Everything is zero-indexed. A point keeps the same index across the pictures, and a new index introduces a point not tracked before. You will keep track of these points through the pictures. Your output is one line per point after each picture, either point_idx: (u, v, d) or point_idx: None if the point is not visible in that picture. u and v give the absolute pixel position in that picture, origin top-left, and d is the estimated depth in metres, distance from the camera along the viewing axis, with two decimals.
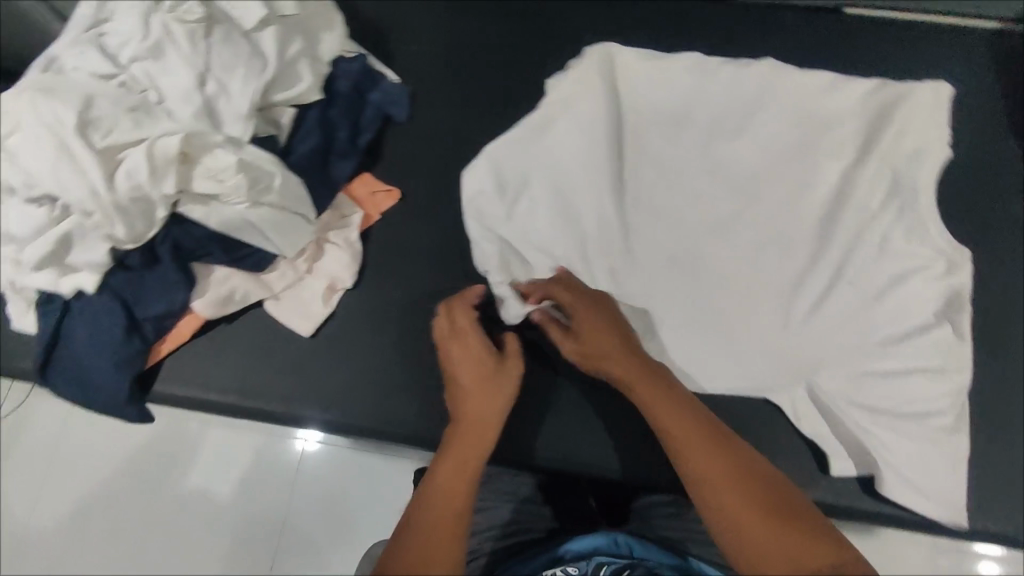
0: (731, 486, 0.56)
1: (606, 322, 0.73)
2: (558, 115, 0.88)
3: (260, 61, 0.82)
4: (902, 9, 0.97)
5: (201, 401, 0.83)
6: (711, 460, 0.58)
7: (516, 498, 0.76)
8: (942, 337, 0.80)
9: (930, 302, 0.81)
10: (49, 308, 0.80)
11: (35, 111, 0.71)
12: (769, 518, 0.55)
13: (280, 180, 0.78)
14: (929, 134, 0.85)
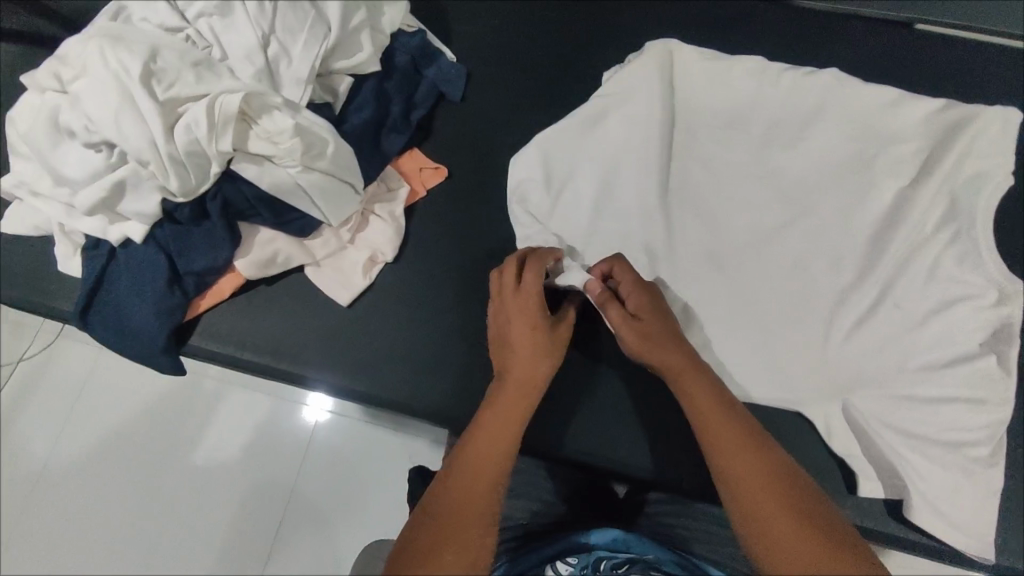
0: (754, 482, 0.58)
1: (664, 326, 0.70)
2: (614, 109, 0.87)
3: (323, 26, 0.82)
4: (977, 29, 0.95)
5: (236, 359, 0.83)
6: (737, 458, 0.60)
7: (530, 493, 0.79)
8: (988, 368, 0.78)
9: (978, 331, 0.79)
10: (96, 254, 0.82)
11: (104, 58, 0.73)
12: (789, 515, 0.56)
13: (334, 148, 0.78)
14: (993, 159, 0.83)
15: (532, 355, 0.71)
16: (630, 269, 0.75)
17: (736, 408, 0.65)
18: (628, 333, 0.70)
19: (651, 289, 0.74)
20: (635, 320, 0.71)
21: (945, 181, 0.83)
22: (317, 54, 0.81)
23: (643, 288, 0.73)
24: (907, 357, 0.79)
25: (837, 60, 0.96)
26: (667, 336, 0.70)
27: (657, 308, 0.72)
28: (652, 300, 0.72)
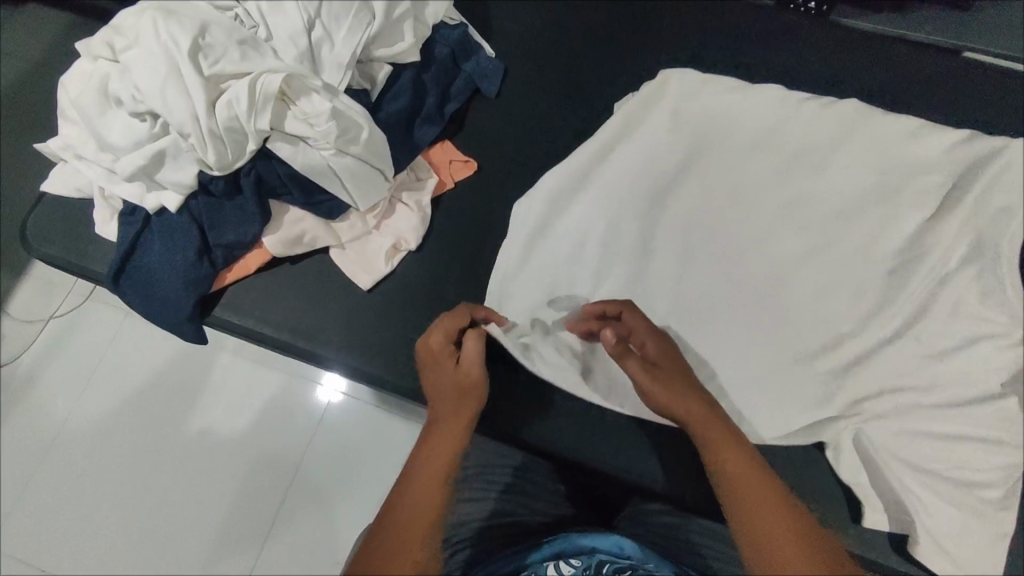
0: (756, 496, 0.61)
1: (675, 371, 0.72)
2: (640, 123, 0.89)
3: (367, 14, 0.83)
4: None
5: (256, 334, 0.85)
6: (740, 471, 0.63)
7: (502, 488, 0.81)
8: (1008, 409, 0.76)
9: (998, 371, 0.78)
10: (133, 219, 0.85)
11: (155, 31, 0.75)
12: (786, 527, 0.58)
13: (368, 134, 0.79)
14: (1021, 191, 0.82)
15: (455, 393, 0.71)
16: (641, 315, 0.76)
17: (752, 456, 0.65)
18: (651, 380, 0.70)
19: (666, 339, 0.76)
20: (653, 367, 0.72)
21: (969, 216, 0.83)
22: (359, 42, 0.82)
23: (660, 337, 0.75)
24: (923, 390, 0.78)
25: (876, 88, 0.94)
26: (684, 382, 0.71)
27: (672, 360, 0.74)
28: (669, 351, 0.75)
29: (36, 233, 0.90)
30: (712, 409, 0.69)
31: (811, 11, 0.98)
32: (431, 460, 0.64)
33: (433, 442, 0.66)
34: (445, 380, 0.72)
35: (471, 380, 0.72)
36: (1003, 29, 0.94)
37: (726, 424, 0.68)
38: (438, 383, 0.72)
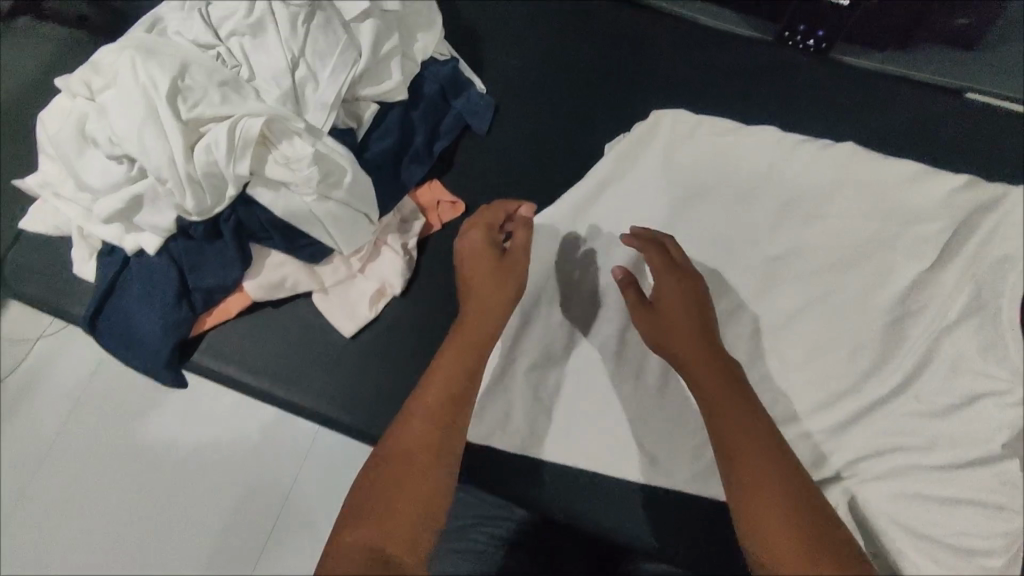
0: (756, 454, 0.60)
1: (684, 314, 0.72)
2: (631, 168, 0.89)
3: (353, 52, 0.80)
4: None
5: (234, 381, 0.82)
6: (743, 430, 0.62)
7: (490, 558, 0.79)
8: (1010, 473, 0.74)
9: (1000, 430, 0.76)
10: (111, 259, 0.83)
11: (132, 72, 0.71)
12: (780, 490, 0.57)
13: (352, 178, 0.77)
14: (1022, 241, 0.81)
15: (489, 286, 0.71)
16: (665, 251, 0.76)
17: (764, 423, 0.63)
18: (643, 322, 0.73)
19: (687, 273, 0.75)
20: (648, 309, 0.74)
21: (968, 266, 0.82)
22: (344, 82, 0.79)
23: (675, 272, 0.75)
24: (923, 449, 0.76)
25: (876, 131, 0.92)
26: (694, 327, 0.71)
27: (686, 297, 0.73)
28: (687, 286, 0.74)
29: (13, 271, 0.88)
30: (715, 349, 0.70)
31: (809, 49, 0.96)
32: (456, 360, 0.66)
33: (462, 342, 0.68)
34: (484, 271, 0.72)
35: (511, 278, 0.72)
36: (1002, 74, 0.92)
37: (726, 364, 0.69)
38: (473, 272, 0.73)
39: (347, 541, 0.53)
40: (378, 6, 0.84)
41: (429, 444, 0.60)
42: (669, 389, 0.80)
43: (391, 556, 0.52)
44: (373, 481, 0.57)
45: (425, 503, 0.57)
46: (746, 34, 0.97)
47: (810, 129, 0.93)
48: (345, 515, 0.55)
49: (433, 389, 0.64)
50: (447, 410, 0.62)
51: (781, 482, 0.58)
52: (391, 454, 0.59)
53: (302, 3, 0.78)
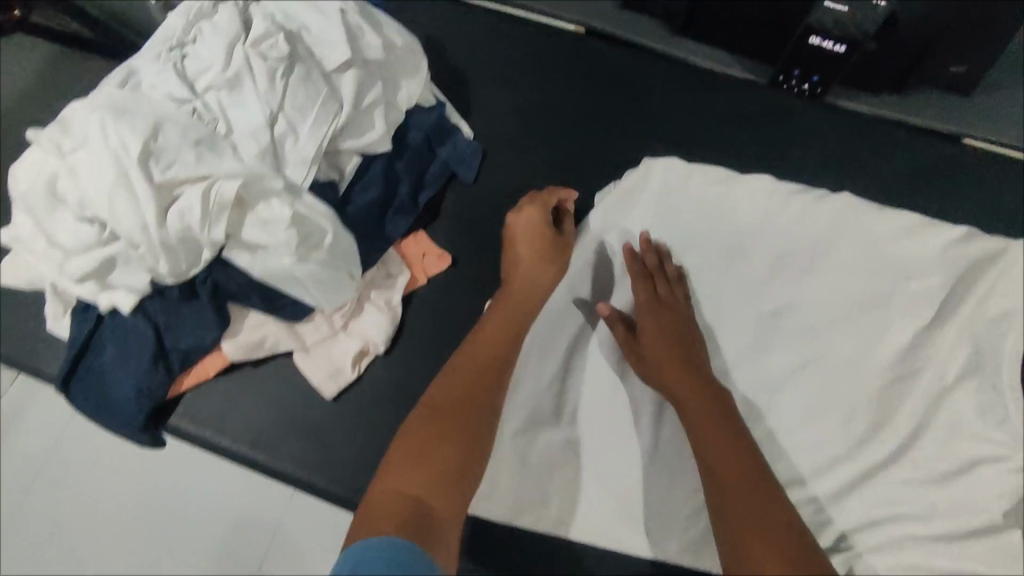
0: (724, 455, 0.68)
1: (668, 339, 0.77)
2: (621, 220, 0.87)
3: (334, 104, 0.77)
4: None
5: (213, 445, 0.80)
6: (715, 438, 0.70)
7: None
8: (1010, 544, 0.72)
9: (1000, 498, 0.74)
10: (85, 318, 0.81)
11: (104, 134, 0.69)
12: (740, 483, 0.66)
13: (332, 239, 0.74)
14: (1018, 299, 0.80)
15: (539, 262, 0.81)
16: (649, 287, 0.81)
17: (737, 438, 0.70)
18: (630, 355, 0.79)
19: (675, 307, 0.80)
20: (634, 343, 0.79)
21: (966, 324, 0.80)
22: (326, 135, 0.76)
23: (655, 308, 0.79)
24: (921, 518, 0.74)
25: (870, 178, 0.90)
26: (676, 349, 0.76)
27: (669, 325, 0.78)
28: (668, 321, 0.78)
29: None
30: (699, 374, 0.75)
31: (804, 93, 0.93)
32: (498, 332, 0.78)
33: (504, 316, 0.79)
34: (537, 254, 0.82)
35: (562, 257, 0.83)
36: (998, 118, 0.92)
37: (711, 385, 0.74)
38: (529, 253, 0.82)
39: (377, 495, 0.63)
40: (360, 55, 0.80)
41: (465, 408, 0.71)
42: (660, 452, 0.79)
43: (422, 498, 0.63)
44: (408, 438, 0.68)
45: (454, 463, 0.67)
46: (742, 75, 0.95)
47: (803, 176, 0.91)
48: (387, 463, 0.66)
49: (473, 361, 0.75)
50: (483, 382, 0.74)
51: (740, 467, 0.67)
52: (436, 407, 0.71)
53: (281, 56, 0.75)
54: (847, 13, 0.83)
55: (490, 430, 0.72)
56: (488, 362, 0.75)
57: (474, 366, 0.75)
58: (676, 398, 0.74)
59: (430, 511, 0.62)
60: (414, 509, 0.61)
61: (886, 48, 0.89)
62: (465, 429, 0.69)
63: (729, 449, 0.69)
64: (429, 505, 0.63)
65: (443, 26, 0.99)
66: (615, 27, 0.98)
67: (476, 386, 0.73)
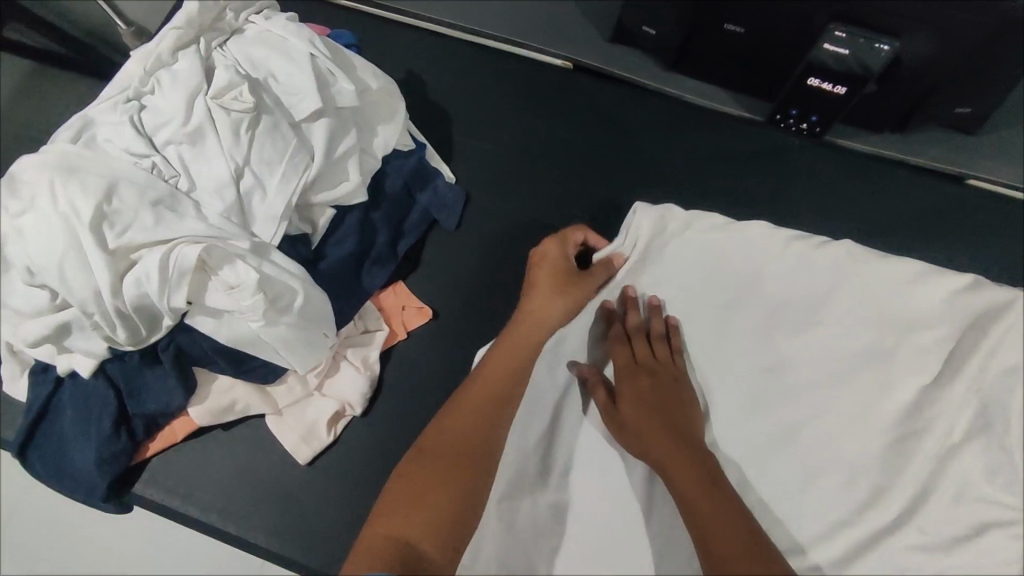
0: (718, 516, 0.64)
1: (651, 402, 0.73)
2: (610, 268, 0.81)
3: (304, 156, 0.73)
4: None
5: (181, 515, 0.76)
6: (708, 501, 0.65)
7: None
8: None
9: (1009, 566, 0.69)
10: (44, 380, 0.75)
11: (53, 196, 0.63)
12: (742, 546, 0.61)
13: (302, 300, 0.69)
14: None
15: (553, 291, 0.78)
16: (630, 348, 0.78)
17: (729, 497, 0.66)
18: (608, 419, 0.75)
19: (658, 372, 0.76)
20: (616, 408, 0.75)
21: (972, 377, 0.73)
22: (295, 189, 0.72)
23: (634, 372, 0.76)
24: None
25: (869, 222, 0.87)
26: (664, 412, 0.73)
27: (653, 389, 0.74)
28: (648, 385, 0.74)
29: None
30: (682, 440, 0.71)
31: (803, 131, 0.89)
32: (503, 366, 0.74)
33: (511, 349, 0.75)
34: (553, 281, 0.79)
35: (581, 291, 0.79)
36: (999, 158, 0.89)
37: (690, 442, 0.71)
38: (547, 278, 0.78)
39: (370, 538, 0.60)
40: (332, 102, 0.76)
41: (464, 449, 0.68)
42: (651, 521, 0.74)
43: (415, 545, 0.60)
44: (405, 479, 0.65)
45: (451, 505, 0.64)
46: (735, 112, 0.92)
47: (803, 222, 0.87)
48: (381, 504, 0.63)
49: (476, 397, 0.71)
50: (484, 420, 0.70)
51: (731, 522, 0.63)
52: (435, 447, 0.68)
53: (246, 107, 0.70)
54: (850, 57, 0.78)
55: (489, 470, 0.68)
56: (489, 399, 0.71)
57: (476, 403, 0.71)
58: (660, 467, 0.70)
59: (421, 559, 0.60)
60: (407, 557, 0.59)
61: (885, 89, 0.85)
62: (464, 471, 0.66)
63: (721, 513, 0.64)
64: (423, 553, 0.60)
65: (421, 60, 0.95)
66: (603, 61, 0.94)
67: (477, 426, 0.69)
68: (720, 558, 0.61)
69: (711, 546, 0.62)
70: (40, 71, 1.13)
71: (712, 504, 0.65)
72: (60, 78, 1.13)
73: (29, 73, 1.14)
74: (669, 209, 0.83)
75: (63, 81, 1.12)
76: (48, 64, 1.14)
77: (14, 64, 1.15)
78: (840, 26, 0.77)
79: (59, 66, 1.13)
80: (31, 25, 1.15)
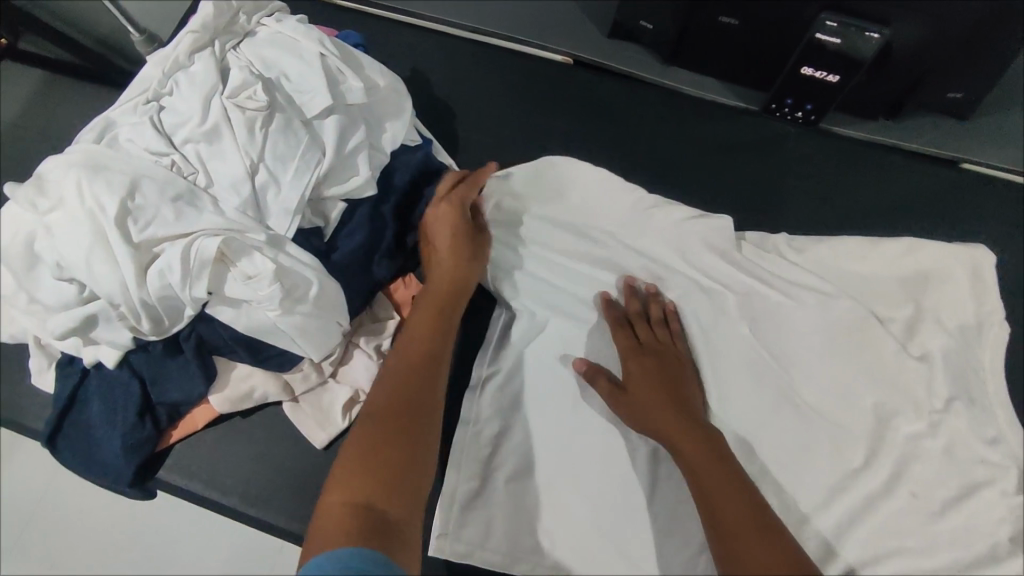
0: (718, 488, 0.67)
1: (655, 378, 0.75)
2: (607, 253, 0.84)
3: (316, 152, 0.76)
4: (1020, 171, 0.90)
5: (204, 499, 0.79)
6: (710, 474, 0.68)
7: None
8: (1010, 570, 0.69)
9: (1001, 525, 0.71)
10: (70, 371, 0.78)
11: (80, 192, 0.67)
12: (746, 522, 0.64)
13: (318, 289, 0.72)
14: (983, 301, 0.79)
15: (461, 241, 0.79)
16: (628, 334, 0.79)
17: (731, 467, 0.69)
18: (613, 404, 0.75)
19: (659, 351, 0.77)
20: (622, 392, 0.75)
21: (954, 346, 0.77)
22: (308, 184, 0.74)
23: (638, 353, 0.77)
24: (923, 554, 0.71)
25: (864, 206, 0.89)
26: (668, 386, 0.75)
27: (656, 370, 0.75)
28: (654, 365, 0.76)
29: None
30: (691, 419, 0.72)
31: (798, 119, 0.92)
32: (425, 329, 0.75)
33: (432, 306, 0.76)
34: (467, 253, 0.79)
35: (482, 241, 0.81)
36: (991, 145, 0.91)
37: (688, 412, 0.73)
38: (446, 241, 0.78)
39: (326, 515, 0.58)
40: (342, 99, 0.79)
41: (404, 403, 0.67)
42: (657, 498, 0.75)
43: (375, 507, 0.59)
44: (350, 447, 0.64)
45: (402, 462, 0.63)
46: (731, 102, 0.95)
47: (799, 205, 0.89)
48: (333, 480, 0.61)
49: (404, 359, 0.72)
50: (419, 384, 0.70)
51: (734, 496, 0.66)
52: (374, 408, 0.67)
53: (261, 106, 0.74)
54: (843, 45, 0.81)
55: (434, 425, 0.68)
56: (421, 353, 0.72)
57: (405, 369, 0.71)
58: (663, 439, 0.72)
59: (387, 520, 0.58)
60: (367, 518, 0.57)
61: (878, 75, 0.88)
62: (406, 425, 0.66)
63: (718, 477, 0.68)
64: (383, 512, 0.59)
65: (424, 58, 0.98)
66: (602, 56, 0.97)
67: (409, 380, 0.70)
68: (725, 528, 0.65)
69: (725, 533, 0.64)
70: (48, 79, 1.16)
71: (716, 478, 0.67)
72: (71, 85, 1.15)
73: (37, 80, 1.16)
74: (671, 203, 0.85)
75: (74, 88, 1.14)
76: (62, 72, 1.17)
77: (22, 73, 1.17)
78: (831, 16, 0.79)
79: (70, 74, 1.16)
80: (44, 35, 1.19)
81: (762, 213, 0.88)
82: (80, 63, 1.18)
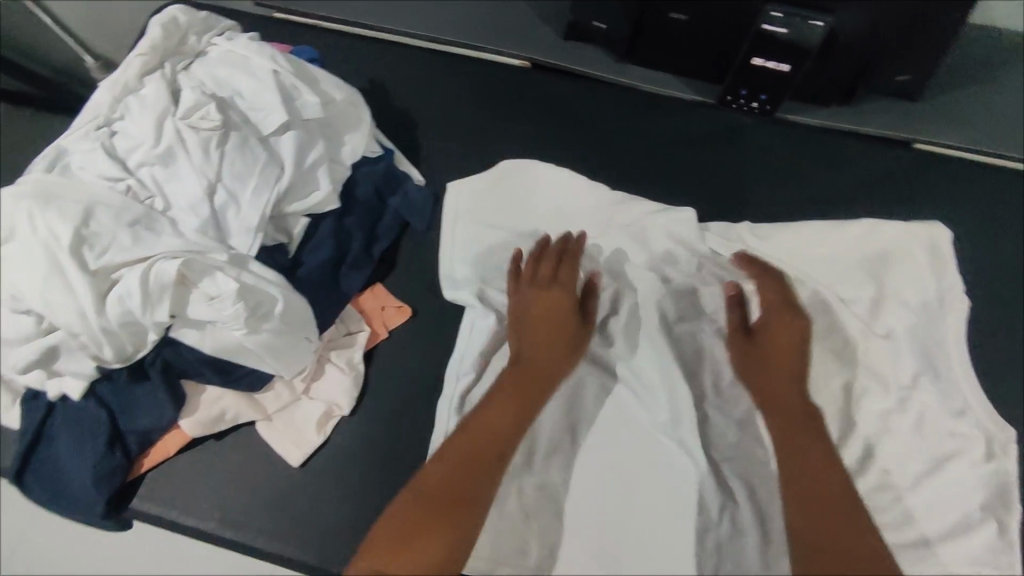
0: (817, 474, 0.67)
1: (793, 337, 0.75)
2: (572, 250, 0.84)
3: (275, 168, 0.76)
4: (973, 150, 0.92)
5: (179, 526, 0.78)
6: (805, 462, 0.68)
7: None
8: (986, 539, 0.70)
9: (973, 494, 0.72)
10: (35, 406, 0.76)
11: (28, 222, 0.65)
12: (835, 522, 0.63)
13: (283, 306, 0.72)
14: (940, 276, 0.81)
15: (562, 332, 0.76)
16: (782, 288, 0.78)
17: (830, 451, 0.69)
18: (733, 343, 0.77)
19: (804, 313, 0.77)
20: (747, 336, 0.77)
21: (917, 322, 0.79)
22: (267, 203, 0.74)
23: (783, 309, 0.76)
24: (900, 530, 0.71)
25: (824, 191, 0.90)
26: (800, 345, 0.75)
27: (789, 332, 0.75)
28: (795, 324, 0.75)
29: None
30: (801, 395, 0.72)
31: (754, 110, 0.93)
32: (506, 410, 0.71)
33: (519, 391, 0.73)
34: (567, 346, 0.76)
35: (581, 338, 0.77)
36: (942, 124, 0.94)
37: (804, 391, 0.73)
38: (546, 326, 0.76)
39: None
40: (298, 114, 0.79)
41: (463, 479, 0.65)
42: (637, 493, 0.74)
43: None
44: (399, 511, 0.63)
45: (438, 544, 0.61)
46: (686, 96, 0.96)
47: (759, 194, 0.90)
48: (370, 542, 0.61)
49: (480, 428, 0.69)
50: (483, 470, 0.67)
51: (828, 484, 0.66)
52: (433, 479, 0.65)
53: (215, 125, 0.73)
54: (791, 35, 0.82)
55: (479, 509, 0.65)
56: (496, 438, 0.69)
57: (480, 442, 0.68)
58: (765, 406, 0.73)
59: None
60: None
61: (827, 63, 0.89)
62: (452, 510, 0.63)
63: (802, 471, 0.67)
64: None
65: (382, 70, 0.98)
66: (557, 58, 0.98)
67: (474, 459, 0.67)
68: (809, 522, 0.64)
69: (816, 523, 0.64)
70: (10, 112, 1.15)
71: (808, 461, 0.68)
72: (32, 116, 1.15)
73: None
74: (633, 199, 0.86)
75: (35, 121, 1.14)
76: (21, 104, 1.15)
77: None
78: (778, 6, 0.81)
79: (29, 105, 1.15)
80: None
81: (724, 204, 0.90)
82: (36, 92, 1.15)
